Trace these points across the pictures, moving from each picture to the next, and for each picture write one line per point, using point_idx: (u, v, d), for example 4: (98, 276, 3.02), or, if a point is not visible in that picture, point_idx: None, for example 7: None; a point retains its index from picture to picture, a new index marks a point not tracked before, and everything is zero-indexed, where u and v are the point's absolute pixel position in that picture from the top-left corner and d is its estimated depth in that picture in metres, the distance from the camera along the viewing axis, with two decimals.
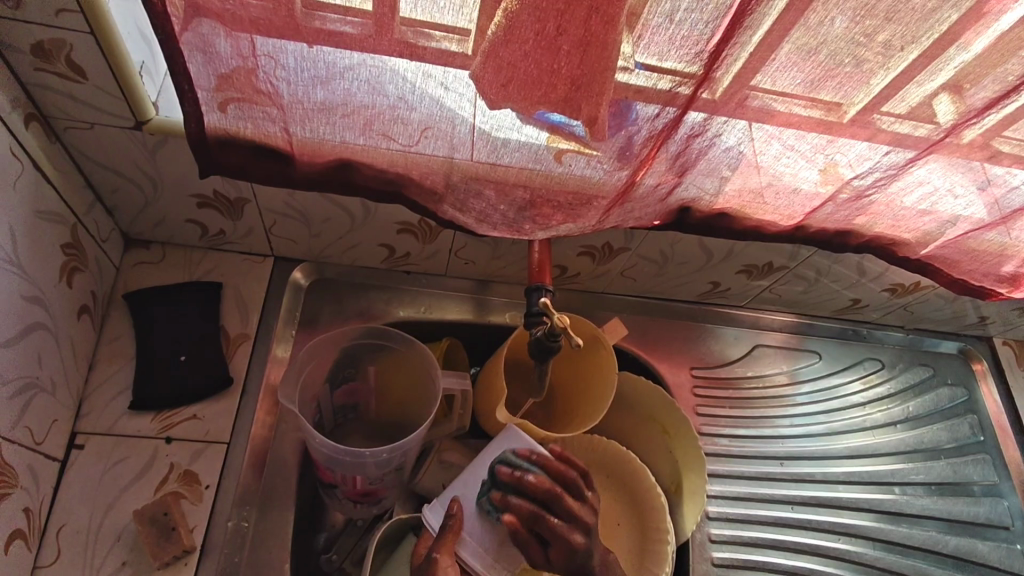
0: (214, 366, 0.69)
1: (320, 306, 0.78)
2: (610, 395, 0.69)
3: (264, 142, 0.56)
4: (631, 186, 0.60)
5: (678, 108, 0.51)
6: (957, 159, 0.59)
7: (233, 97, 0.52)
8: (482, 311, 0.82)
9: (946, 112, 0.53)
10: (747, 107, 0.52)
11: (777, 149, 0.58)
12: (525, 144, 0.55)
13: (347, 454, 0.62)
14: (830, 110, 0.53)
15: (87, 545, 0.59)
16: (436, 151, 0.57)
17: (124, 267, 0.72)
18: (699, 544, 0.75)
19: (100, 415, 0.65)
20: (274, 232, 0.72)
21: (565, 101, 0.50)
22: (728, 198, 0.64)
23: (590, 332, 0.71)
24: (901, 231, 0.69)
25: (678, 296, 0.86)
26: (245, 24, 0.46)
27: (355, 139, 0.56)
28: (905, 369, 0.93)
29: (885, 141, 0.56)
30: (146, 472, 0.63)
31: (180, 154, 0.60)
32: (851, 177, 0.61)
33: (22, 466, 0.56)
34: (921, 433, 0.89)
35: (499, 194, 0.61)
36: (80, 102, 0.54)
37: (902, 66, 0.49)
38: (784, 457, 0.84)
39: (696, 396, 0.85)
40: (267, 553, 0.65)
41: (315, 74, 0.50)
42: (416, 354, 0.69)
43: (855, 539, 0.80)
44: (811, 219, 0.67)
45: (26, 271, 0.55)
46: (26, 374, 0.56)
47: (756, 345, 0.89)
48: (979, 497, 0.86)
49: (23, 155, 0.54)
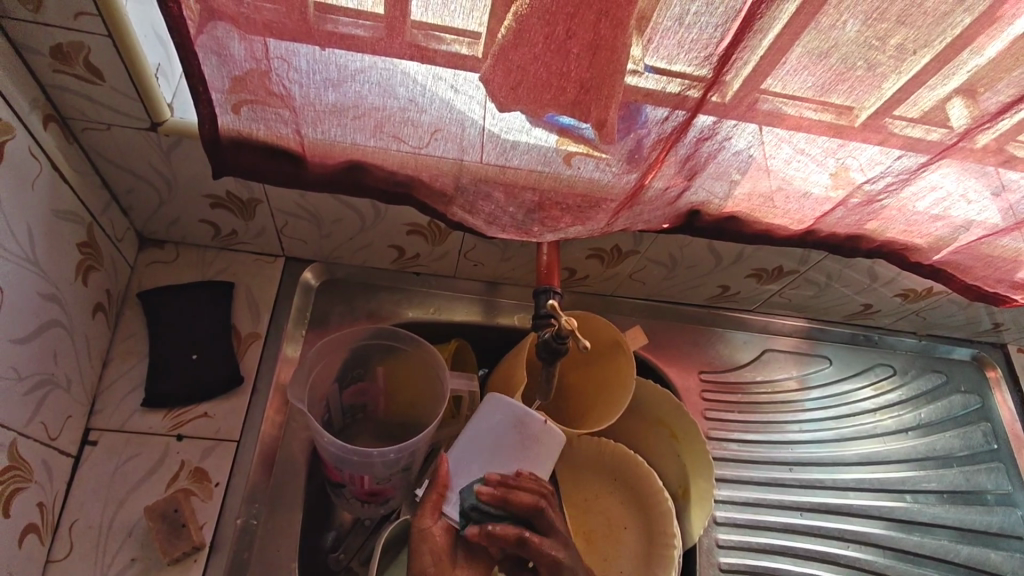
0: (225, 364, 0.70)
1: (330, 306, 0.79)
2: (619, 409, 0.68)
3: (276, 144, 0.57)
4: (640, 189, 0.60)
5: (687, 112, 0.51)
6: (971, 164, 0.59)
7: (247, 99, 0.52)
8: (491, 312, 0.83)
9: (959, 116, 0.53)
10: (757, 110, 0.52)
11: (787, 152, 0.57)
12: (533, 146, 0.56)
13: (354, 453, 0.62)
14: (841, 114, 0.53)
15: (99, 541, 0.60)
16: (446, 153, 0.57)
17: (138, 266, 0.73)
18: (707, 550, 0.75)
19: (113, 411, 0.65)
20: (285, 232, 0.73)
21: (574, 103, 0.50)
22: (737, 201, 0.64)
23: (613, 337, 0.71)
24: (913, 236, 0.69)
25: (688, 300, 0.86)
26: (259, 27, 0.47)
27: (366, 141, 0.56)
28: (917, 375, 0.92)
29: (897, 145, 0.56)
30: (157, 468, 0.64)
31: (193, 155, 0.61)
32: (863, 181, 0.60)
33: (37, 461, 0.57)
34: (932, 440, 0.88)
35: (508, 196, 0.61)
36: (97, 103, 0.55)
37: (914, 70, 0.48)
38: (794, 462, 0.84)
39: (704, 399, 0.84)
40: (275, 549, 0.65)
41: (327, 76, 0.50)
42: (425, 355, 0.69)
43: (865, 547, 0.80)
44: (822, 223, 0.67)
45: (42, 269, 0.56)
46: (42, 369, 0.57)
47: (766, 349, 0.89)
48: (992, 506, 0.84)
49: (41, 155, 0.55)
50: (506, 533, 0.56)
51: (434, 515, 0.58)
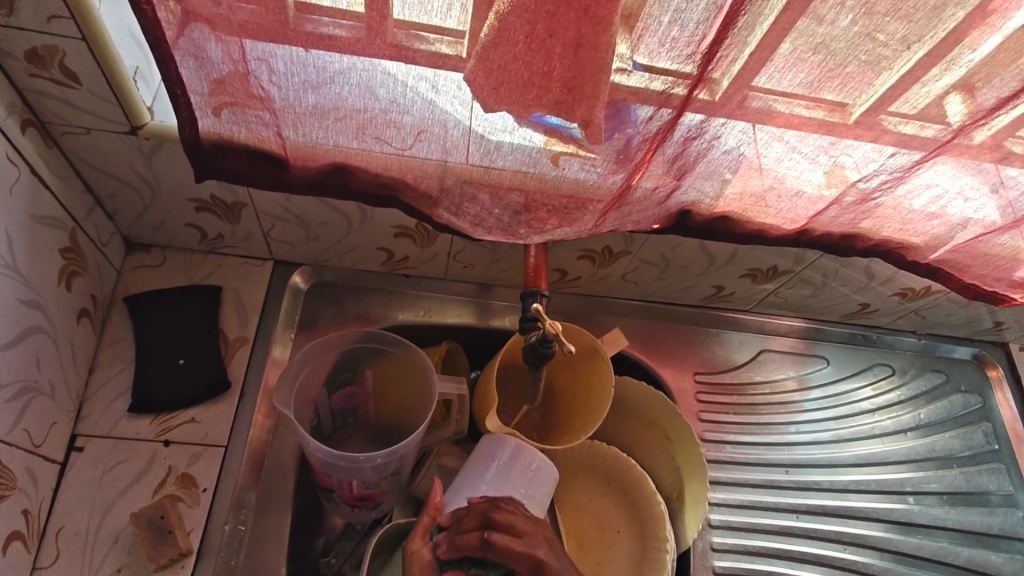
0: (213, 369, 0.69)
1: (319, 309, 0.78)
2: (597, 421, 0.67)
3: (258, 147, 0.56)
4: (628, 190, 0.59)
5: (673, 110, 0.50)
6: (967, 161, 0.57)
7: (226, 102, 0.52)
8: (484, 314, 0.82)
9: (955, 113, 0.51)
10: (747, 108, 0.51)
11: (779, 150, 0.56)
12: (518, 146, 0.55)
13: (340, 458, 0.61)
14: (833, 111, 0.51)
15: (85, 548, 0.59)
16: (430, 154, 0.56)
17: (126, 270, 0.72)
18: (701, 554, 0.74)
19: (99, 417, 0.65)
20: (272, 236, 0.72)
21: (558, 103, 0.49)
22: (729, 201, 0.63)
23: (589, 341, 0.70)
24: (910, 234, 0.67)
25: (682, 300, 0.85)
26: (234, 28, 0.46)
27: (348, 143, 0.56)
28: (917, 375, 0.90)
29: (891, 142, 0.55)
30: (144, 474, 0.63)
31: (175, 158, 0.60)
32: (857, 179, 0.59)
33: (20, 468, 0.56)
34: (932, 440, 0.87)
35: (493, 198, 0.60)
36: (76, 108, 0.54)
37: (906, 66, 0.47)
38: (790, 464, 0.82)
39: (700, 401, 0.83)
40: (263, 555, 0.65)
41: (306, 78, 0.49)
42: (414, 358, 0.68)
43: (863, 550, 0.78)
44: (816, 222, 0.66)
45: (24, 275, 0.56)
46: (24, 376, 0.56)
47: (762, 350, 0.87)
48: (994, 507, 0.83)
49: (19, 160, 0.54)
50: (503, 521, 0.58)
51: (422, 540, 0.60)
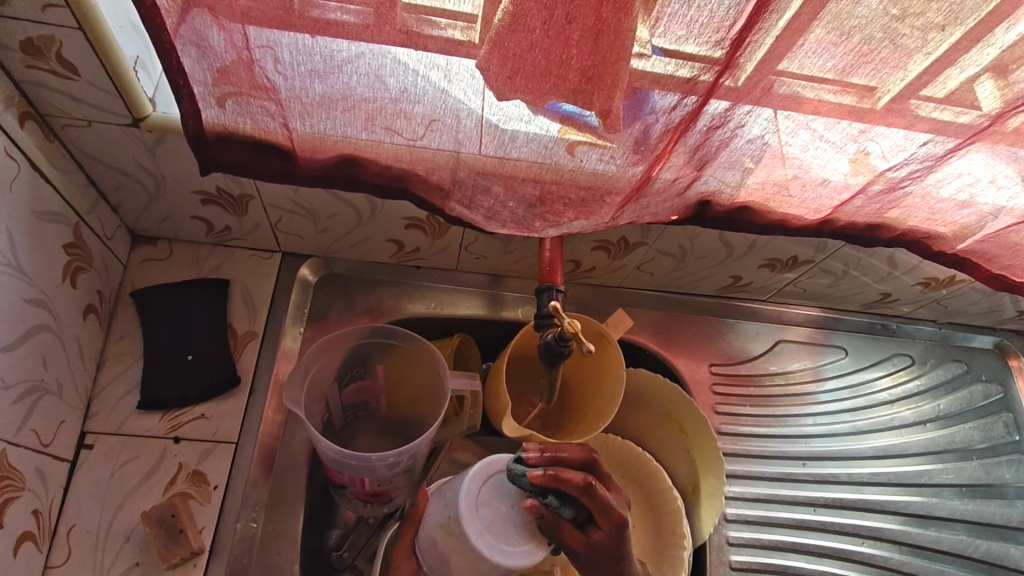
0: (222, 364, 0.68)
1: (328, 301, 0.77)
2: (612, 412, 0.66)
3: (265, 138, 0.54)
4: (647, 181, 0.57)
5: (699, 97, 0.48)
6: (1002, 148, 0.55)
7: (231, 91, 0.50)
8: (495, 305, 0.80)
9: (991, 98, 0.49)
10: (773, 94, 0.49)
11: (805, 139, 0.54)
12: (535, 136, 0.52)
13: (353, 456, 0.60)
14: (863, 96, 0.49)
15: (98, 547, 0.59)
16: (442, 145, 0.54)
17: (131, 264, 0.71)
18: (717, 548, 0.73)
19: (109, 415, 0.64)
20: (280, 228, 0.70)
21: (576, 92, 0.47)
22: (750, 190, 0.61)
23: (595, 329, 0.67)
24: (937, 224, 0.65)
25: (698, 290, 0.83)
26: (237, 15, 0.44)
27: (357, 134, 0.54)
28: (937, 364, 0.89)
29: (924, 130, 0.52)
30: (154, 472, 0.62)
31: (179, 150, 0.58)
32: (885, 168, 0.57)
33: (30, 469, 0.55)
34: (952, 432, 0.85)
35: (507, 190, 0.58)
36: (75, 99, 0.53)
37: (941, 49, 0.45)
38: (807, 457, 0.81)
39: (715, 393, 0.82)
40: (275, 552, 0.64)
41: (312, 67, 0.47)
42: (425, 352, 0.67)
43: (880, 543, 0.78)
44: (840, 212, 0.64)
45: (28, 275, 0.54)
46: (31, 376, 0.55)
47: (779, 340, 0.86)
48: (1013, 499, 0.82)
49: (19, 155, 0.52)
50: (570, 477, 0.49)
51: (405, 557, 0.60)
